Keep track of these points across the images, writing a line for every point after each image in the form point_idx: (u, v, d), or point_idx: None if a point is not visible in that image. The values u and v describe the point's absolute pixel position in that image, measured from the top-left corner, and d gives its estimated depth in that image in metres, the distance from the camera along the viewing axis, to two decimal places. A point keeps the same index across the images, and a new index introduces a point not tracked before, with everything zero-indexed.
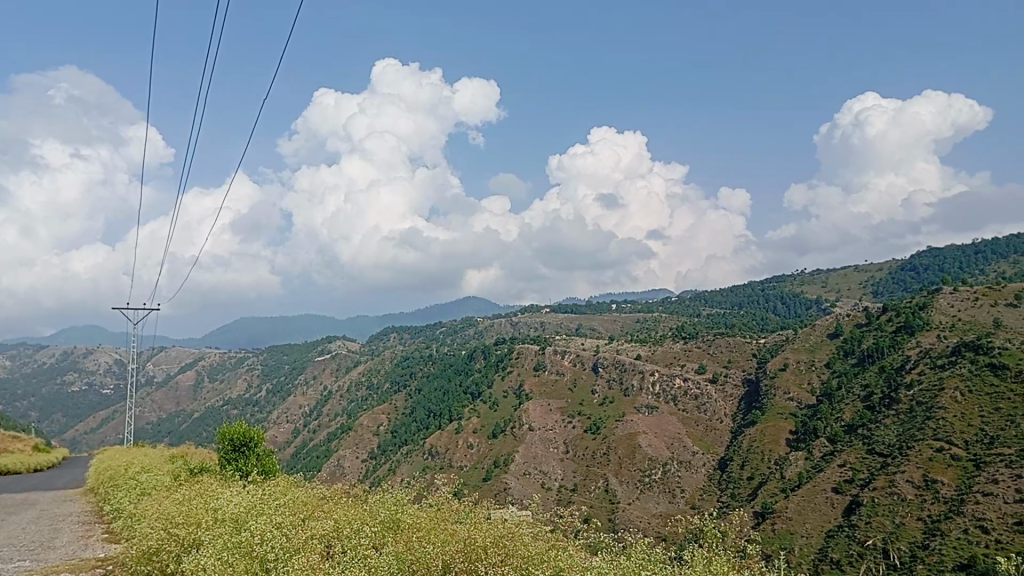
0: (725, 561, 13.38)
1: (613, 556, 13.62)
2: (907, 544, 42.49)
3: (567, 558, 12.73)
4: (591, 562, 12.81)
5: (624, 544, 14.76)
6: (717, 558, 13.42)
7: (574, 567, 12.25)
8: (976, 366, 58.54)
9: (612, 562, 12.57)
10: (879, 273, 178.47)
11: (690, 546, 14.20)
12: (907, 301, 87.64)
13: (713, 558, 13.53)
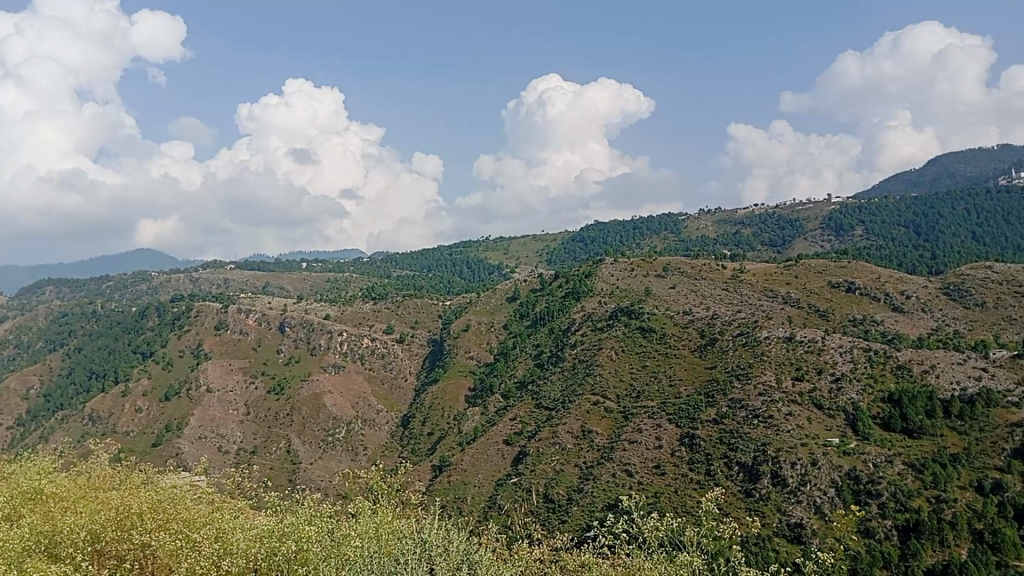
0: (375, 512, 18.02)
1: (266, 513, 17.62)
2: (565, 489, 47.04)
3: (223, 518, 16.28)
4: (246, 522, 16.55)
5: (282, 501, 18.72)
6: (368, 510, 17.99)
7: (229, 527, 15.76)
8: (629, 329, 66.06)
9: (268, 523, 16.40)
10: (554, 242, 194.22)
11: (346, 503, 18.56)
12: (576, 269, 96.28)
13: (365, 510, 18.08)
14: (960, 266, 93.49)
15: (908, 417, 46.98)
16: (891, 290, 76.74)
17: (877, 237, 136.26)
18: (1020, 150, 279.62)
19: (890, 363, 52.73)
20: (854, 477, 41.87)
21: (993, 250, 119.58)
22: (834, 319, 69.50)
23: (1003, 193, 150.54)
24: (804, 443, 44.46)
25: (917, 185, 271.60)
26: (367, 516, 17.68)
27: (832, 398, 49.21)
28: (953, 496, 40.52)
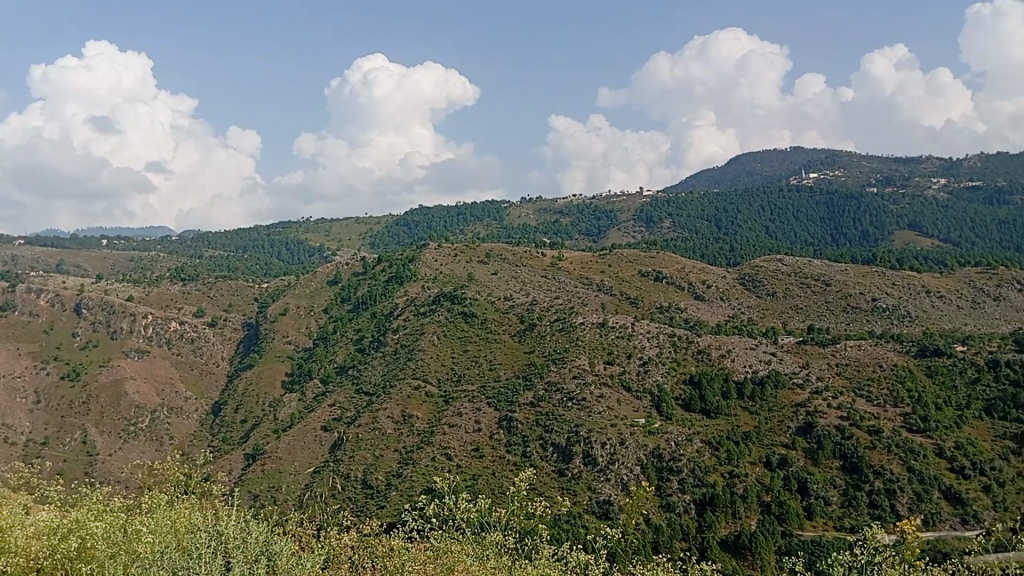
0: (173, 504, 17.72)
1: (52, 506, 16.94)
2: (384, 474, 46.75)
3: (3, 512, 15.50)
4: (28, 514, 15.79)
5: (74, 494, 17.97)
6: (166, 503, 17.69)
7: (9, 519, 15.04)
8: (452, 314, 66.13)
9: (54, 514, 15.75)
10: (378, 226, 192.11)
11: (143, 497, 18.10)
12: (399, 253, 95.74)
13: (163, 503, 17.75)
14: (753, 258, 101.50)
15: (707, 398, 50.49)
16: (695, 279, 82.02)
17: (684, 229, 145.33)
18: (807, 152, 306.54)
19: (692, 347, 56.44)
20: (657, 455, 44.63)
21: (782, 244, 130.81)
22: (643, 306, 73.42)
23: (795, 192, 164.41)
24: (613, 424, 46.69)
25: (719, 182, 291.08)
26: (164, 509, 17.41)
27: (640, 380, 52.03)
28: (744, 471, 44.10)
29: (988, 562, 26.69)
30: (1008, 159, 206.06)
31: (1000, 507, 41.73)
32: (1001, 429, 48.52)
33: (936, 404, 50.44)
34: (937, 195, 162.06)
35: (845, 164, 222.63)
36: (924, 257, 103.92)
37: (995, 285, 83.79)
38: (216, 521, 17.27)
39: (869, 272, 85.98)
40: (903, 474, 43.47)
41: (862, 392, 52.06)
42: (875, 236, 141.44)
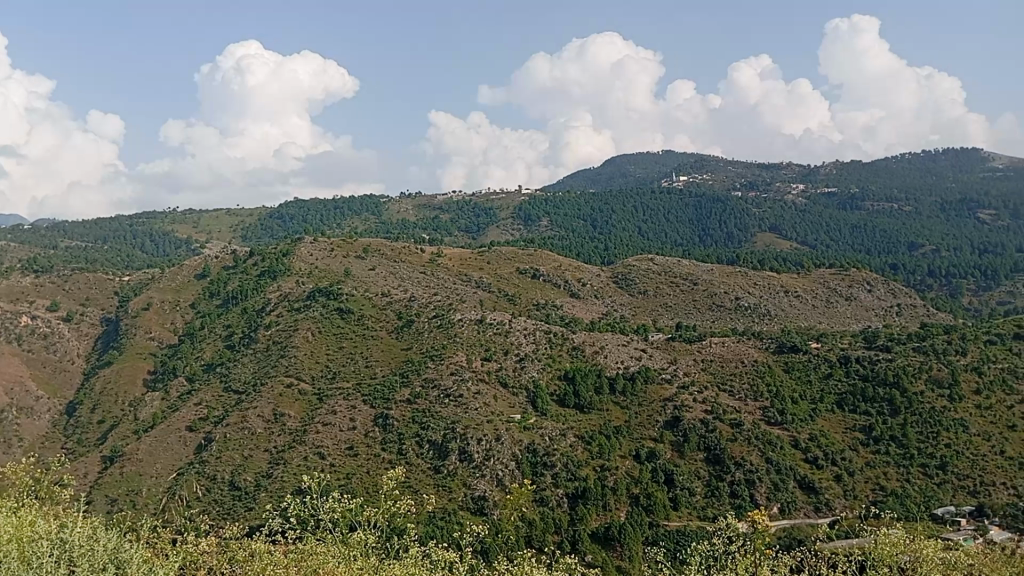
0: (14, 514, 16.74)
1: None
2: (253, 475, 45.29)
3: None
4: None
5: None
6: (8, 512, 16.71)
7: None
8: (326, 310, 64.55)
9: None
10: (251, 219, 186.03)
11: None
12: (272, 247, 93.01)
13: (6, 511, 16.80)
14: (626, 258, 104.48)
15: (580, 394, 51.56)
16: (570, 277, 83.67)
17: (561, 228, 147.98)
18: (678, 156, 318.23)
19: (568, 343, 57.58)
20: (532, 450, 45.26)
21: (655, 245, 135.33)
22: (520, 303, 74.39)
23: (668, 194, 170.34)
24: (489, 420, 47.06)
25: (595, 183, 297.65)
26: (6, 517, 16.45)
27: (516, 376, 52.62)
28: (615, 464, 45.49)
29: (833, 548, 28.93)
30: (859, 168, 220.58)
31: (848, 495, 45.26)
32: (851, 422, 52.22)
33: (793, 398, 53.56)
34: (797, 200, 171.74)
35: (714, 168, 232.38)
36: (784, 258, 109.88)
37: (846, 286, 89.63)
38: (66, 531, 16.47)
39: (733, 272, 90.10)
40: (762, 464, 46.12)
41: (725, 386, 54.56)
42: (739, 238, 148.52)
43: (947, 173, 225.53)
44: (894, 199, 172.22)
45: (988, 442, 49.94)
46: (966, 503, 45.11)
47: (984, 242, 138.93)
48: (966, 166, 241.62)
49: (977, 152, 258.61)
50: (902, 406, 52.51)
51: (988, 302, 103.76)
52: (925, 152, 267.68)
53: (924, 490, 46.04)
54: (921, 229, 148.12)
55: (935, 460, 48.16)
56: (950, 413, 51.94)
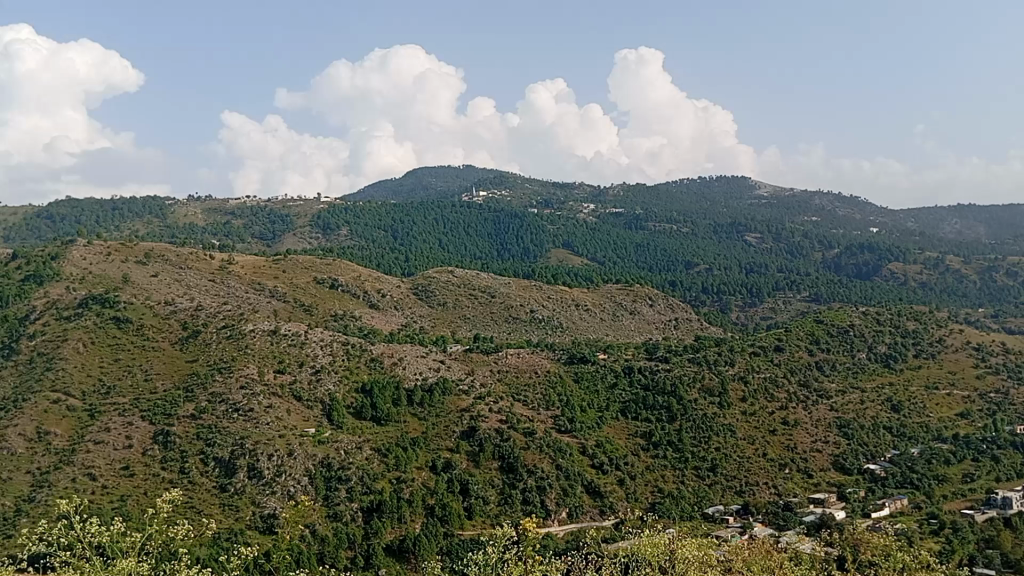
0: None
1: None
2: (12, 499, 40.60)
3: None
4: None
5: None
6: None
7: None
8: (101, 318, 59.26)
9: None
10: (15, 217, 168.17)
11: None
12: (38, 249, 84.56)
13: None
14: (425, 270, 104.93)
15: (377, 406, 50.99)
16: (369, 288, 82.88)
17: (360, 238, 146.22)
18: (478, 170, 324.46)
19: (365, 355, 56.92)
20: (326, 464, 44.34)
21: (454, 257, 137.05)
22: (317, 313, 72.82)
23: (468, 207, 173.25)
24: (282, 435, 45.53)
25: (397, 194, 296.70)
26: None
27: (311, 390, 51.21)
28: (411, 476, 45.50)
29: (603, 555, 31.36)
30: (645, 190, 235.59)
31: (630, 498, 48.07)
32: (634, 428, 55.44)
33: (582, 406, 56.10)
34: (589, 219, 180.61)
35: (512, 185, 239.10)
36: (575, 273, 115.05)
37: (632, 301, 95.37)
38: None
39: (529, 285, 93.07)
40: (552, 472, 47.98)
41: (520, 396, 56.13)
42: (535, 253, 153.82)
43: (720, 198, 246.11)
44: (675, 220, 185.59)
45: (750, 445, 55.14)
46: (734, 502, 49.50)
47: (750, 262, 153.03)
48: (736, 193, 264.99)
49: (745, 180, 284.44)
50: (678, 412, 56.59)
51: (752, 317, 114.34)
52: (702, 178, 290.70)
53: (697, 491, 49.99)
54: (697, 249, 160.66)
55: (707, 463, 52.43)
56: (719, 419, 56.77)
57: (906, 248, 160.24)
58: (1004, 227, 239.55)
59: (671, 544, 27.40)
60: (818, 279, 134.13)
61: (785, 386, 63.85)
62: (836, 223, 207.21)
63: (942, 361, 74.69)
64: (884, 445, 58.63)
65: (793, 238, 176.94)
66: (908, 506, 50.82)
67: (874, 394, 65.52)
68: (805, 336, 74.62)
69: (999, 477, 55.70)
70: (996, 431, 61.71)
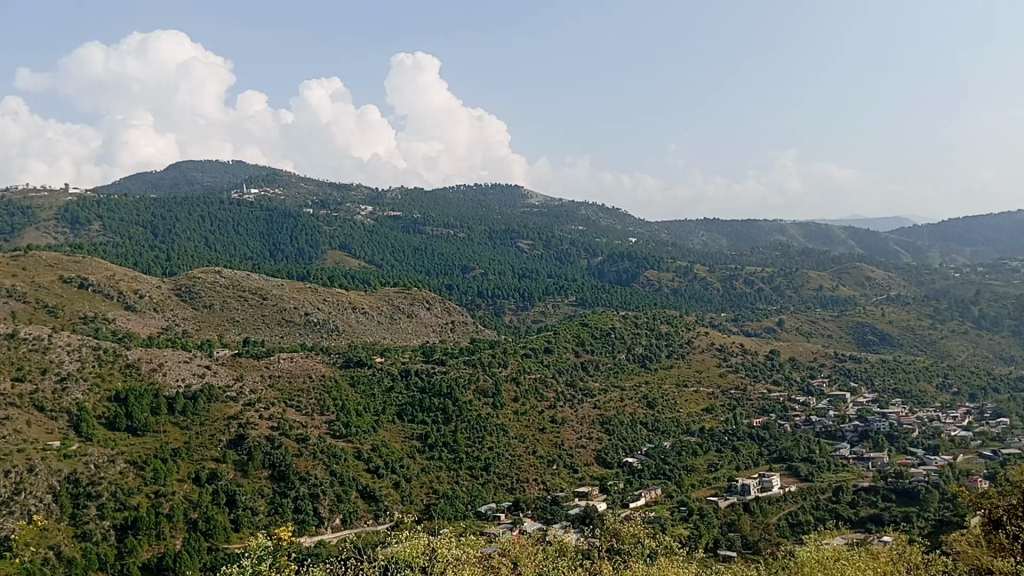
0: None
1: None
2: None
3: None
4: None
5: None
6: None
7: None
8: None
9: None
10: None
11: None
12: None
13: None
14: (187, 270, 98.67)
15: (133, 416, 47.10)
16: (124, 289, 76.64)
17: (115, 235, 134.80)
18: (248, 167, 310.23)
19: (120, 361, 52.59)
20: (73, 480, 40.41)
21: (223, 257, 130.20)
22: (64, 316, 66.33)
23: (237, 205, 165.29)
24: (21, 449, 40.77)
25: (158, 188, 276.30)
26: None
27: (55, 399, 46.29)
28: (171, 489, 42.70)
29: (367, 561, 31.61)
30: (423, 195, 237.25)
31: (405, 500, 48.19)
32: (409, 430, 55.48)
33: (357, 411, 55.33)
34: (366, 221, 178.86)
35: (286, 183, 231.12)
36: (350, 276, 113.30)
37: (408, 304, 95.65)
38: None
39: (303, 288, 90.34)
40: (325, 478, 47.00)
41: (292, 402, 54.31)
42: (310, 254, 149.63)
43: (495, 205, 253.12)
44: (452, 226, 188.57)
45: (521, 443, 57.22)
46: (505, 499, 51.07)
47: (523, 268, 158.82)
48: (509, 201, 273.97)
49: (518, 189, 295.17)
50: (453, 414, 57.53)
51: (524, 321, 118.71)
52: (477, 185, 297.53)
53: (470, 490, 51.05)
54: (473, 254, 164.26)
55: (480, 462, 53.71)
56: (492, 419, 58.44)
57: (660, 257, 174.04)
58: (742, 241, 266.70)
59: (432, 544, 27.82)
60: (584, 285, 141.84)
61: (553, 387, 66.92)
62: (601, 232, 220.34)
63: (690, 361, 81.77)
64: (641, 440, 63.09)
65: (562, 246, 186.23)
66: (661, 495, 55.04)
67: (633, 392, 70.39)
68: (571, 339, 78.63)
69: (738, 465, 61.85)
70: (735, 423, 68.49)
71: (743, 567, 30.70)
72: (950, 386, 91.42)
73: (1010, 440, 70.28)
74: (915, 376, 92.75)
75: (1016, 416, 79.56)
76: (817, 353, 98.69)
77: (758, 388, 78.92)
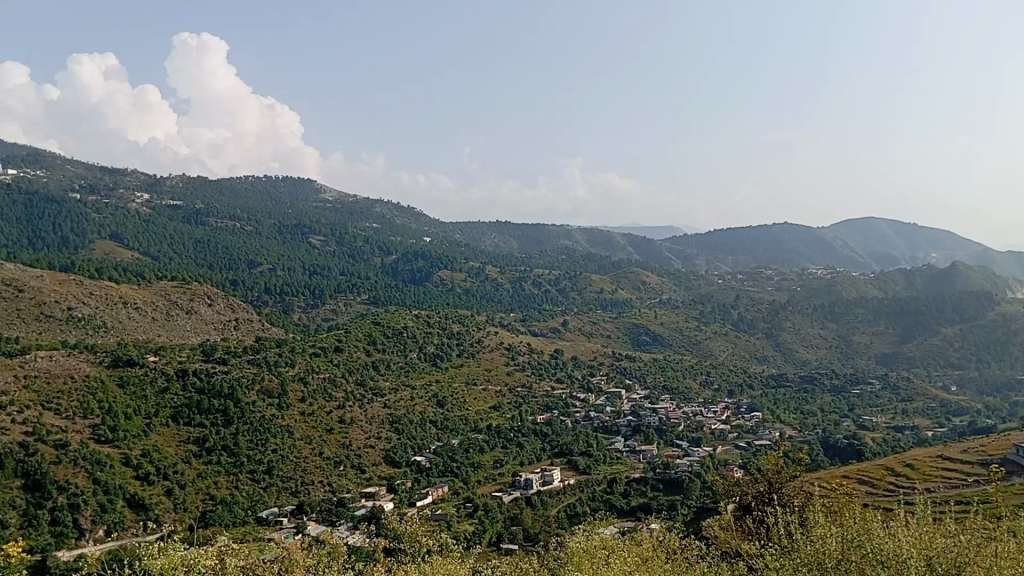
0: None
1: None
2: None
3: None
4: None
5: None
6: None
7: None
8: None
9: None
10: None
11: None
12: None
13: None
14: None
15: None
16: None
17: None
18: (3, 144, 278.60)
19: None
20: None
21: None
22: None
23: None
24: None
25: None
26: None
27: None
28: None
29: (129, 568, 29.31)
30: (208, 185, 224.76)
31: (178, 508, 45.34)
32: (185, 434, 52.21)
33: (126, 413, 51.28)
34: (142, 210, 166.32)
35: (49, 165, 209.92)
36: (121, 268, 104.76)
37: (187, 299, 90.01)
38: None
39: (66, 279, 82.38)
40: (87, 487, 43.18)
41: (51, 404, 49.38)
42: (75, 242, 136.73)
43: (285, 199, 244.75)
44: (238, 218, 180.10)
45: (307, 444, 55.64)
46: (288, 503, 49.54)
47: (314, 264, 154.71)
48: (301, 195, 265.55)
49: (310, 183, 287.54)
50: (234, 416, 54.82)
51: (313, 319, 115.54)
52: (267, 176, 285.77)
53: (251, 495, 48.96)
54: (260, 249, 157.77)
55: (263, 465, 51.69)
56: (277, 420, 56.38)
57: (453, 257, 176.45)
58: (532, 245, 275.98)
59: (197, 552, 26.20)
60: (378, 283, 140.69)
61: (342, 386, 65.69)
62: (395, 231, 219.31)
63: (480, 359, 83.48)
64: (429, 438, 63.45)
65: (355, 243, 183.55)
66: (448, 492, 55.70)
67: (423, 391, 70.70)
68: (362, 337, 77.58)
69: (522, 460, 63.92)
70: (520, 421, 70.69)
71: (516, 558, 31.61)
72: (712, 383, 99.88)
73: (761, 432, 77.94)
74: (682, 374, 100.47)
75: (766, 410, 88.45)
76: (597, 352, 104.18)
77: (542, 386, 82.07)
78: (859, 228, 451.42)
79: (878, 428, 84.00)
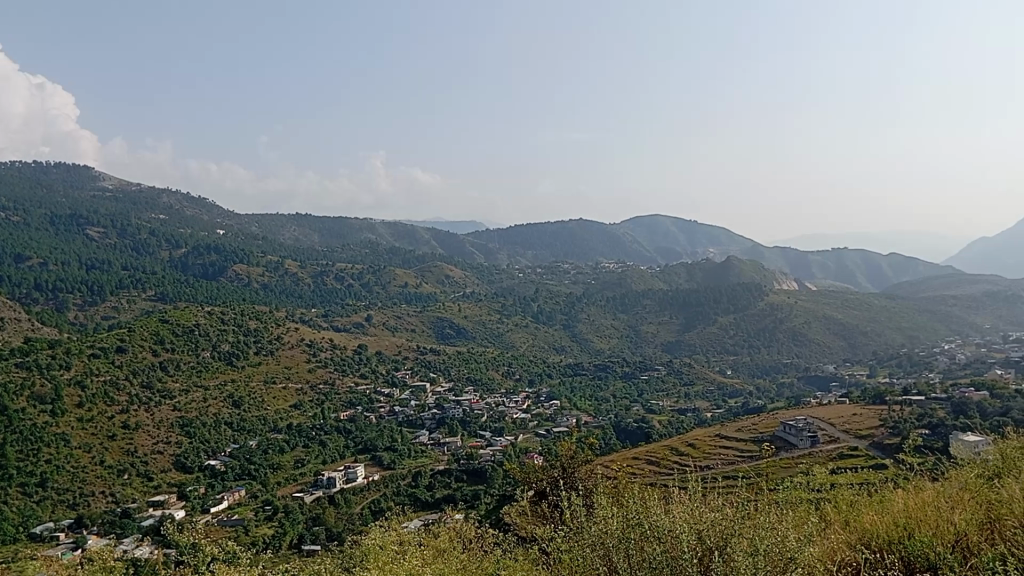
0: None
1: None
2: None
3: None
4: None
5: None
6: None
7: None
8: None
9: None
10: None
11: None
12: None
13: None
14: None
15: None
16: None
17: None
18: None
19: None
20: None
21: None
22: None
23: None
24: None
25: None
26: None
27: None
28: None
29: None
30: None
31: None
32: None
33: None
34: None
35: None
36: None
37: None
38: None
39: None
40: None
41: None
42: None
43: (57, 186, 223.55)
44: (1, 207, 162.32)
45: (86, 453, 51.30)
46: (65, 517, 45.42)
47: (92, 258, 142.62)
48: (76, 183, 243.44)
49: (86, 170, 264.52)
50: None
51: (92, 317, 106.56)
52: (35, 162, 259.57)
53: (22, 510, 44.36)
54: (28, 241, 143.15)
55: (35, 477, 47.08)
56: (51, 428, 51.52)
57: (249, 250, 169.15)
58: (334, 237, 270.35)
59: None
60: (165, 278, 132.12)
61: (125, 389, 61.08)
62: (186, 222, 206.81)
63: (279, 357, 80.63)
64: (224, 441, 60.44)
65: (139, 235, 171.12)
66: (245, 496, 53.43)
67: (217, 392, 67.29)
68: (149, 336, 72.49)
69: (324, 459, 62.55)
70: (322, 419, 69.11)
71: (310, 558, 30.78)
72: (513, 374, 102.69)
73: (559, 419, 81.21)
74: (485, 365, 102.50)
75: (564, 398, 92.22)
76: (401, 346, 103.94)
77: (345, 382, 80.73)
78: (645, 224, 481.28)
79: (664, 411, 90.20)
